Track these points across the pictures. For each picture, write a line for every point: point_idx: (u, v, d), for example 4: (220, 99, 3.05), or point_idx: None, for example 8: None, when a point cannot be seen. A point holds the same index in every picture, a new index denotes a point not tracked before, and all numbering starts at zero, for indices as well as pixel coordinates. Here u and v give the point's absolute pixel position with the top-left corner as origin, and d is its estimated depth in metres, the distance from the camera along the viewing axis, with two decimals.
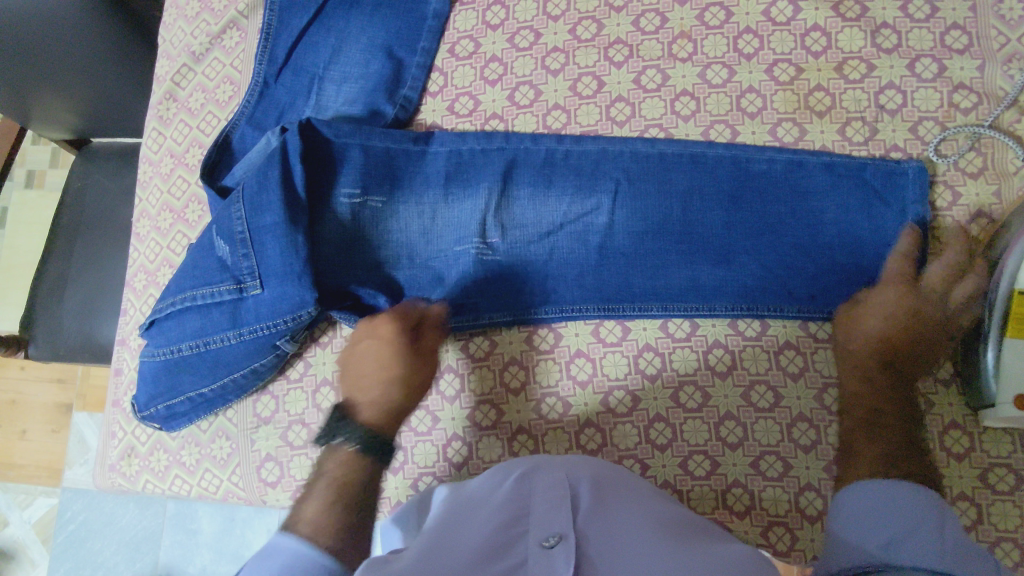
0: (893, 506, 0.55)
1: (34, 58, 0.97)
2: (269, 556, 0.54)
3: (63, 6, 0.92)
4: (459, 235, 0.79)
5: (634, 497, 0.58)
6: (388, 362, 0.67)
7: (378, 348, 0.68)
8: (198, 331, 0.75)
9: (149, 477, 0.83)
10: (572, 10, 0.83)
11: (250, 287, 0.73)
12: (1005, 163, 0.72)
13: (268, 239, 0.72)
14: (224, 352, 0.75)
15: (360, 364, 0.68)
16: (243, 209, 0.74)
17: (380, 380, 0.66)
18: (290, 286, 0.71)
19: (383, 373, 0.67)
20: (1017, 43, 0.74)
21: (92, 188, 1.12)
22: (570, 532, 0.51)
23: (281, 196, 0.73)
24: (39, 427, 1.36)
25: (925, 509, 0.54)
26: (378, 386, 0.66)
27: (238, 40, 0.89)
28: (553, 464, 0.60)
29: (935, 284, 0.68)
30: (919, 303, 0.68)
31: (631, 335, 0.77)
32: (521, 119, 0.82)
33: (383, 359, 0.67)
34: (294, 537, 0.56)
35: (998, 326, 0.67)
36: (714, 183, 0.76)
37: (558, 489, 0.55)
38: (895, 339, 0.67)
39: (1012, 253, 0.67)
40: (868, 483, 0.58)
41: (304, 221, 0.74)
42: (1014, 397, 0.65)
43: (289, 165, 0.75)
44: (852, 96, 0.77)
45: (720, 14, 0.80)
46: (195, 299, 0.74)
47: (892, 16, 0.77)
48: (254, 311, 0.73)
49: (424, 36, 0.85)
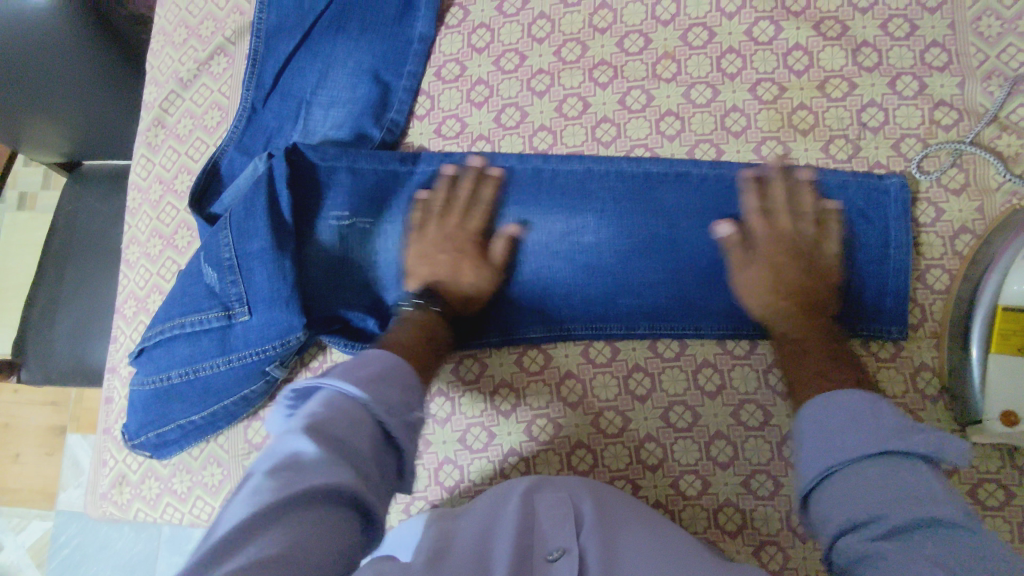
0: (842, 411, 0.55)
1: (30, 80, 0.97)
2: (349, 371, 0.54)
3: (60, 30, 0.92)
4: (389, 240, 0.80)
5: (632, 512, 0.61)
6: (468, 272, 0.76)
7: (458, 255, 0.76)
8: (188, 358, 0.75)
9: (141, 506, 0.83)
10: (557, 32, 0.84)
11: (238, 314, 0.73)
12: (987, 179, 0.73)
13: (255, 265, 0.72)
14: (214, 379, 0.75)
15: (434, 265, 0.76)
16: (230, 235, 0.74)
17: (453, 279, 0.76)
18: (278, 312, 0.71)
19: (454, 276, 0.76)
20: (996, 60, 0.75)
21: (82, 211, 1.13)
22: (573, 545, 0.52)
23: (267, 222, 0.73)
24: (33, 449, 1.35)
25: (869, 407, 0.54)
26: (452, 284, 0.76)
27: (226, 66, 0.90)
28: (557, 484, 0.62)
29: (782, 224, 0.72)
30: (773, 253, 0.71)
31: (620, 355, 0.77)
32: (507, 140, 0.83)
33: (456, 265, 0.76)
34: (385, 358, 0.57)
35: (983, 343, 0.68)
36: (698, 200, 0.76)
37: (560, 508, 0.57)
38: (783, 278, 0.70)
39: (994, 271, 0.68)
40: (818, 401, 0.57)
41: (291, 246, 0.74)
42: (999, 413, 0.66)
43: (275, 191, 0.75)
44: (835, 114, 0.77)
45: (703, 34, 0.81)
46: (184, 326, 0.74)
47: (873, 34, 0.78)
48: (243, 337, 0.73)
49: (410, 59, 0.85)
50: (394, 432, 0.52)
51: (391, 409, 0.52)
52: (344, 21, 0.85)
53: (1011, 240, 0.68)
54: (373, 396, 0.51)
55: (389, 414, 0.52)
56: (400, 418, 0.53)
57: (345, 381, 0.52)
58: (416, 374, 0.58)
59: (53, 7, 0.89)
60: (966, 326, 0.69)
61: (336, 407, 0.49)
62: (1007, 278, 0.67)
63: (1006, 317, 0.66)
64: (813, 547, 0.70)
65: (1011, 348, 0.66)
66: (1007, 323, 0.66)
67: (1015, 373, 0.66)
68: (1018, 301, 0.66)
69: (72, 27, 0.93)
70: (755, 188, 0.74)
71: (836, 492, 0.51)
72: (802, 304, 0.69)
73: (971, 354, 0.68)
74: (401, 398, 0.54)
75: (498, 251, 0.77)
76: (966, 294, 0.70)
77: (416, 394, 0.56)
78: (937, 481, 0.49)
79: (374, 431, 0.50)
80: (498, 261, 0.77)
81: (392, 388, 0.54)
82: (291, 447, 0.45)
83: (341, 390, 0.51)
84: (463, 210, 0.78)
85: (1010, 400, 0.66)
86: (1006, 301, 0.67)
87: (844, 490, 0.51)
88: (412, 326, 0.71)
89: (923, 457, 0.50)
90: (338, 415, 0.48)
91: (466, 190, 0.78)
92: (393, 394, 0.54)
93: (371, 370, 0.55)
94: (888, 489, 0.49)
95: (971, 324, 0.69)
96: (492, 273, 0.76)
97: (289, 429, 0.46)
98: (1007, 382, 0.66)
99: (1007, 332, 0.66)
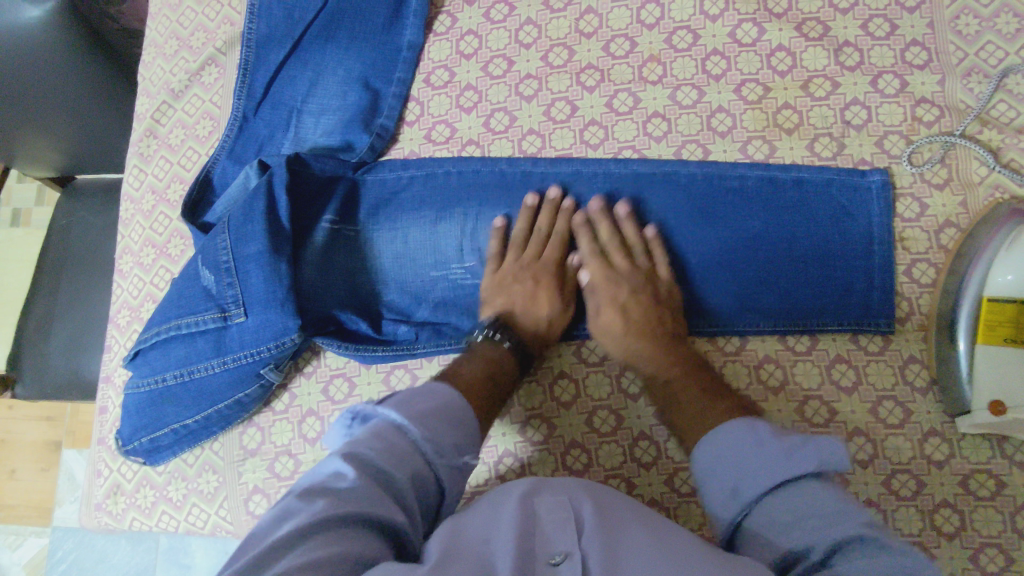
0: (732, 450, 0.59)
1: (29, 93, 0.98)
2: (411, 404, 0.59)
3: (57, 40, 0.94)
4: (437, 261, 0.80)
5: (630, 516, 0.59)
6: (545, 305, 0.76)
7: (536, 287, 0.76)
8: (183, 359, 0.75)
9: (136, 515, 0.82)
10: (544, 38, 0.85)
11: (234, 315, 0.73)
12: (969, 173, 0.74)
13: (251, 267, 0.73)
14: (208, 381, 0.76)
15: (509, 295, 0.76)
16: (229, 239, 0.75)
17: (526, 312, 0.75)
18: (273, 313, 0.72)
19: (529, 308, 0.75)
20: (975, 58, 0.76)
21: (77, 224, 1.13)
22: (575, 549, 0.53)
23: (266, 227, 0.74)
24: (29, 465, 1.34)
25: (751, 435, 0.59)
26: (527, 317, 0.75)
27: (217, 76, 0.91)
28: (554, 487, 0.61)
29: (621, 261, 0.77)
30: (612, 292, 0.76)
31: (613, 354, 0.77)
32: (497, 145, 0.83)
33: (533, 297, 0.76)
34: (445, 391, 0.63)
35: (971, 332, 0.69)
36: (687, 200, 0.78)
37: (561, 512, 0.57)
38: (630, 308, 0.74)
39: (981, 263, 0.69)
40: (710, 437, 0.62)
41: (287, 249, 0.75)
42: (987, 403, 0.67)
43: (273, 198, 0.76)
44: (819, 113, 0.78)
45: (687, 37, 0.82)
46: (180, 327, 0.74)
47: (854, 34, 0.79)
48: (238, 339, 0.74)
49: (399, 66, 0.86)
50: (439, 471, 0.57)
51: (440, 448, 0.57)
52: (333, 30, 0.85)
53: (997, 231, 0.70)
54: (425, 431, 0.57)
55: (439, 449, 0.57)
56: (448, 458, 0.58)
57: (398, 416, 0.57)
58: (473, 414, 0.63)
59: (54, 18, 0.90)
60: (954, 316, 0.70)
61: (386, 438, 0.56)
62: (994, 268, 0.68)
63: (993, 307, 0.68)
64: None
65: (999, 338, 0.67)
66: (994, 313, 0.67)
67: (1004, 363, 0.67)
68: (1005, 292, 0.67)
69: (70, 36, 0.94)
70: (741, 190, 0.77)
71: (766, 526, 0.55)
72: (656, 332, 0.73)
73: (959, 343, 0.69)
74: (453, 437, 0.59)
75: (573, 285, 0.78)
76: (952, 287, 0.71)
77: (470, 433, 0.61)
78: (830, 493, 0.53)
79: (419, 470, 0.56)
80: (573, 294, 0.77)
81: (447, 427, 0.59)
82: (333, 470, 0.52)
83: (395, 425, 0.57)
84: (543, 240, 0.79)
85: (999, 390, 0.67)
86: (992, 291, 0.68)
87: (769, 525, 0.54)
88: (479, 359, 0.71)
89: (810, 477, 0.54)
90: (388, 451, 0.54)
91: (545, 222, 0.79)
92: (444, 429, 0.59)
93: (429, 405, 0.60)
94: (797, 514, 0.53)
95: (960, 314, 0.69)
96: (565, 304, 0.76)
97: (333, 455, 0.54)
98: (995, 372, 0.67)
99: (994, 323, 0.67)
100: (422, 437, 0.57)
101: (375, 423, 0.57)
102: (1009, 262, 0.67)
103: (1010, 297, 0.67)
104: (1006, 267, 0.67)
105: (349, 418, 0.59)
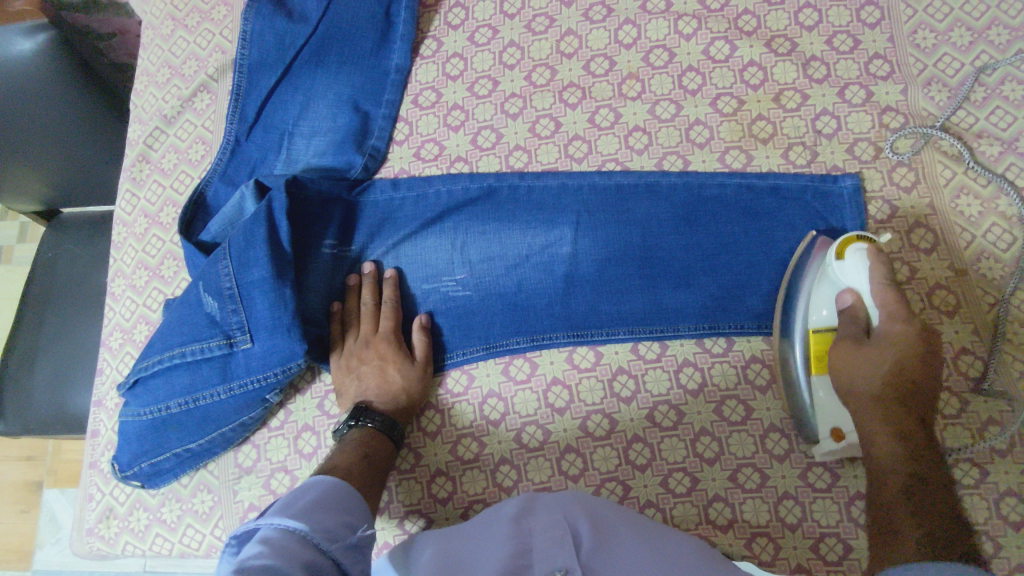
0: None
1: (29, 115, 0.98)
2: (291, 508, 0.55)
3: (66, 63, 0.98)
4: (428, 272, 0.83)
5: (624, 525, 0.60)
6: (396, 376, 0.77)
7: (381, 362, 0.77)
8: (188, 387, 0.75)
9: (129, 538, 0.81)
10: (526, 59, 0.89)
11: (240, 341, 0.74)
12: (935, 177, 0.78)
13: (256, 293, 0.74)
14: (214, 407, 0.76)
15: (361, 380, 0.77)
16: (230, 265, 0.75)
17: (381, 395, 0.76)
18: (280, 338, 0.73)
19: (383, 387, 0.76)
20: (934, 69, 0.81)
21: (63, 257, 1.12)
22: (575, 566, 0.54)
23: (268, 252, 0.74)
24: (7, 508, 1.31)
25: None
26: (383, 394, 0.76)
27: (209, 103, 0.93)
28: (549, 505, 0.62)
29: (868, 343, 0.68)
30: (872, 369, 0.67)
31: (604, 359, 0.79)
32: (484, 161, 0.86)
33: (382, 374, 0.77)
34: (318, 483, 0.60)
35: (806, 365, 0.72)
36: (670, 209, 0.81)
37: (558, 527, 0.58)
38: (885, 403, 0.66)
39: (798, 303, 0.74)
40: None
41: (290, 274, 0.75)
42: (830, 431, 0.70)
43: (273, 223, 0.77)
44: (791, 123, 0.82)
45: (663, 55, 0.86)
46: (184, 355, 0.74)
47: (820, 49, 0.84)
48: (244, 364, 0.75)
49: (387, 88, 0.89)
50: (338, 557, 0.52)
51: (330, 535, 0.53)
52: (323, 55, 0.88)
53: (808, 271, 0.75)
54: (311, 526, 0.53)
55: (329, 539, 0.53)
56: (341, 541, 0.53)
57: (280, 517, 0.52)
58: (356, 497, 0.60)
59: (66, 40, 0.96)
60: (790, 347, 0.74)
61: (274, 544, 0.50)
62: (810, 306, 0.73)
63: (818, 340, 0.72)
64: (803, 536, 0.71)
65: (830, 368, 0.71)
66: (821, 346, 0.71)
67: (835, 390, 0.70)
68: (823, 326, 0.72)
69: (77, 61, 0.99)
70: (721, 200, 0.80)
71: None
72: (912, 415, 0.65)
73: (799, 376, 0.72)
74: (340, 522, 0.56)
75: (420, 345, 0.79)
76: (787, 323, 0.75)
77: (358, 515, 0.58)
78: None
79: (314, 560, 0.50)
80: (419, 355, 0.79)
81: (332, 515, 0.56)
82: None
83: (280, 527, 0.52)
84: (372, 317, 0.80)
85: (834, 419, 0.70)
86: (813, 326, 0.72)
87: None
88: (349, 448, 0.71)
89: None
90: (279, 550, 0.49)
91: (368, 298, 0.81)
92: (330, 521, 0.55)
93: (309, 500, 0.57)
94: None
95: (793, 346, 0.73)
96: (416, 369, 0.78)
97: None
98: (832, 401, 0.71)
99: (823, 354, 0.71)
100: (310, 530, 0.53)
101: (258, 534, 0.51)
102: (819, 299, 0.72)
103: (827, 331, 0.72)
104: (818, 304, 0.72)
105: (231, 545, 0.52)
